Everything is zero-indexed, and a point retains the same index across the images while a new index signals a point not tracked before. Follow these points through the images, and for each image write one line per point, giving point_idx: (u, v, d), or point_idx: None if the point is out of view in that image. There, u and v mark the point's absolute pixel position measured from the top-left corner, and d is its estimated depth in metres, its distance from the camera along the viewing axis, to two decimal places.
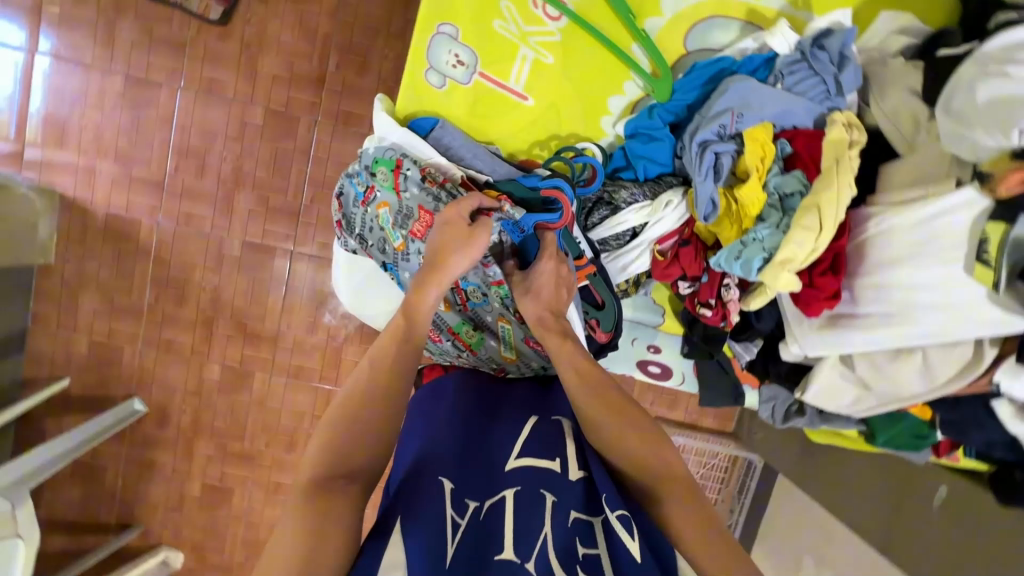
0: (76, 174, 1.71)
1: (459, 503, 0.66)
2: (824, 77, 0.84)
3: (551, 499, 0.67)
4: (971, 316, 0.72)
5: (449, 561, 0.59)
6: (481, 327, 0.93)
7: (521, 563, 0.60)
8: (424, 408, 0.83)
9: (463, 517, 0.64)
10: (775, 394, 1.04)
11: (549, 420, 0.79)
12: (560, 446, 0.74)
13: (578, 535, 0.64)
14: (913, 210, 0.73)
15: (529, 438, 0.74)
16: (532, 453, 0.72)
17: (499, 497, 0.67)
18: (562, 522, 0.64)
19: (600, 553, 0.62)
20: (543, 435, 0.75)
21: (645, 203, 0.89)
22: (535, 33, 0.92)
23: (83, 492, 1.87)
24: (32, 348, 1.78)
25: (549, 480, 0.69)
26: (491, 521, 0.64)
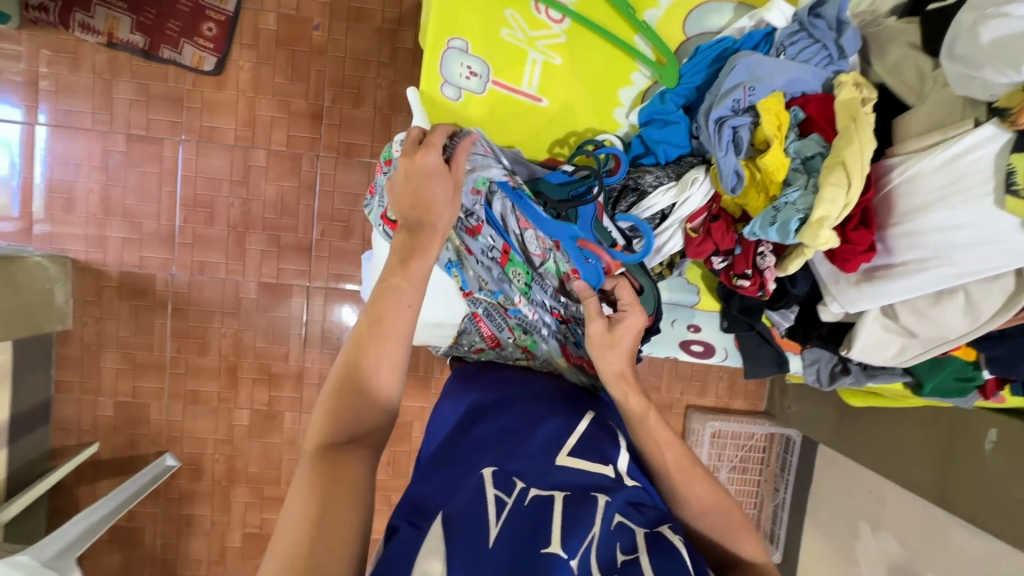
0: (86, 237, 1.72)
1: (507, 480, 0.67)
2: (825, 43, 0.88)
3: (603, 497, 0.66)
4: (1008, 248, 0.74)
5: (492, 543, 0.60)
6: (531, 330, 0.94)
7: (566, 559, 0.59)
8: (472, 405, 0.82)
9: (508, 497, 0.65)
10: (817, 356, 1.07)
11: (600, 421, 0.79)
12: (616, 452, 0.74)
13: (620, 541, 0.63)
14: (936, 154, 0.76)
15: (583, 437, 0.75)
16: (589, 453, 0.72)
17: (548, 493, 0.66)
18: (607, 524, 0.63)
19: (641, 559, 0.60)
20: (595, 434, 0.76)
21: (671, 184, 0.92)
22: (541, 36, 0.95)
23: (122, 558, 1.84)
24: (58, 416, 1.77)
25: (602, 483, 0.69)
26: (537, 510, 0.64)
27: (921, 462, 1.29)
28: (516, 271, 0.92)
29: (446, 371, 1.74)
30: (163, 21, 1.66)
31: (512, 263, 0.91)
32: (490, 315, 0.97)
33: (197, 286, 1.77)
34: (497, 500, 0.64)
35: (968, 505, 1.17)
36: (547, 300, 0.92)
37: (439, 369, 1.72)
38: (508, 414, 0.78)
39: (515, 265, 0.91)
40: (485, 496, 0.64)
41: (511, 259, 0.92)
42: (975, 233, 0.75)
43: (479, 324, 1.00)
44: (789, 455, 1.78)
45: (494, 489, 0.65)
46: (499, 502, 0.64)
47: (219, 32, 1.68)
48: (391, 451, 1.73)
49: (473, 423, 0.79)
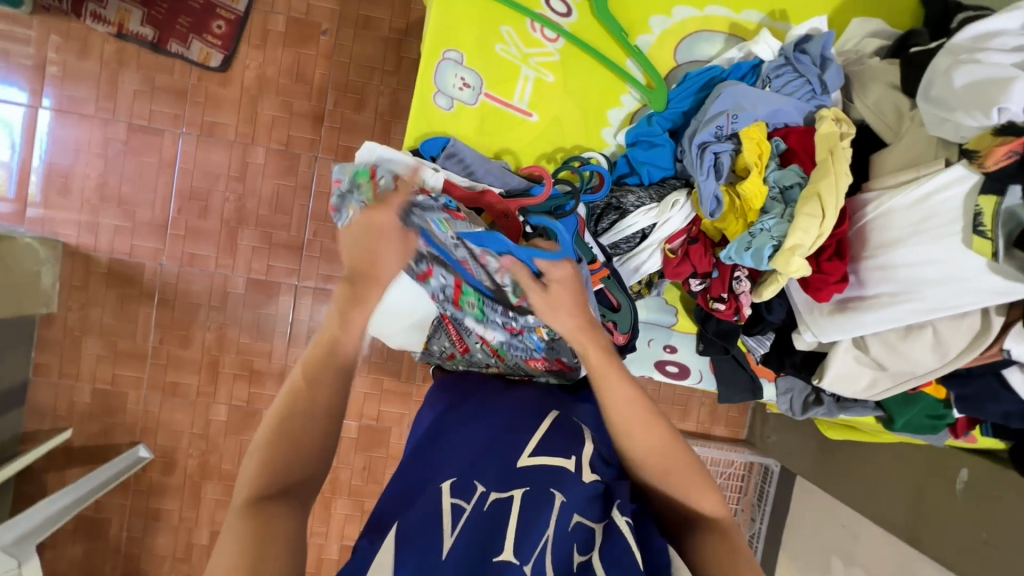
0: (79, 222, 1.73)
1: (466, 486, 0.68)
2: (809, 78, 0.90)
3: (559, 496, 0.66)
4: (975, 287, 0.75)
5: (446, 554, 0.60)
6: (502, 339, 0.93)
7: (518, 565, 0.60)
8: (441, 412, 0.82)
9: (468, 503, 0.66)
10: (791, 385, 1.07)
11: (565, 418, 0.77)
12: (580, 444, 0.72)
13: (576, 542, 0.63)
14: (907, 192, 0.78)
15: (546, 436, 0.73)
16: (550, 450, 0.72)
17: (508, 494, 0.67)
18: (562, 526, 0.64)
19: (592, 558, 0.62)
20: (561, 431, 0.74)
21: (652, 205, 0.93)
22: (535, 54, 0.98)
23: (85, 549, 1.80)
24: (34, 399, 1.75)
25: (561, 479, 0.68)
26: (495, 515, 0.65)
27: (894, 497, 1.29)
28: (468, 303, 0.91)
29: (428, 379, 1.74)
30: (174, 16, 1.69)
31: (458, 289, 0.91)
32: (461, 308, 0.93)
33: (186, 277, 1.77)
34: (454, 508, 0.65)
35: (937, 543, 1.17)
36: (499, 317, 0.91)
37: (421, 376, 1.72)
38: (469, 426, 0.76)
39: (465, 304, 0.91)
40: (442, 506, 0.65)
41: (463, 292, 0.91)
42: (944, 270, 0.77)
43: (449, 329, 0.97)
44: (766, 484, 1.77)
45: (452, 497, 0.66)
46: (456, 509, 0.65)
47: (227, 31, 1.72)
48: (367, 457, 1.72)
49: (442, 425, 0.78)
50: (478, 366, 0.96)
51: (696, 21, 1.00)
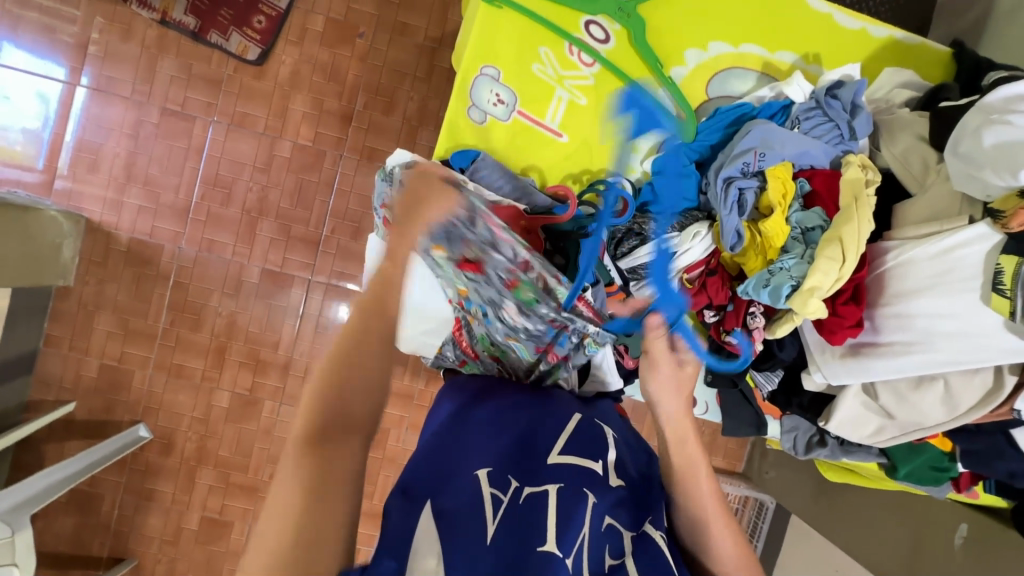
0: (105, 198, 1.76)
1: (502, 479, 0.67)
2: (839, 123, 0.92)
3: (591, 494, 0.67)
4: (990, 344, 0.76)
5: (489, 541, 0.60)
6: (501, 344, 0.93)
7: (561, 557, 0.59)
8: (468, 403, 0.82)
9: (505, 495, 0.65)
10: (796, 424, 1.06)
11: (586, 422, 0.79)
12: (602, 449, 0.74)
13: (608, 543, 0.64)
14: (930, 244, 0.79)
15: (573, 437, 0.75)
16: (575, 452, 0.72)
17: (543, 488, 0.67)
18: (596, 526, 0.64)
19: (626, 563, 0.63)
20: (587, 434, 0.76)
21: (674, 234, 0.94)
22: (570, 76, 1.00)
23: (76, 522, 1.81)
24: (42, 369, 1.77)
25: (591, 480, 0.69)
26: (532, 507, 0.64)
27: (888, 547, 1.27)
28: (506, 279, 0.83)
29: (431, 383, 1.75)
30: (216, 8, 1.73)
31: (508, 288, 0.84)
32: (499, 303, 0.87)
33: (202, 262, 1.80)
34: (494, 499, 0.64)
35: None
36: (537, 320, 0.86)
37: (424, 380, 1.73)
38: (496, 423, 0.76)
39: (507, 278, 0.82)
40: (481, 494, 0.64)
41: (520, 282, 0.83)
42: (960, 325, 0.77)
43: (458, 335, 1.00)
44: (760, 520, 1.75)
45: (490, 487, 0.65)
46: (494, 500, 0.64)
47: (267, 26, 1.75)
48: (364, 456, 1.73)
49: (464, 420, 0.78)
50: (484, 373, 0.95)
51: (730, 58, 1.02)
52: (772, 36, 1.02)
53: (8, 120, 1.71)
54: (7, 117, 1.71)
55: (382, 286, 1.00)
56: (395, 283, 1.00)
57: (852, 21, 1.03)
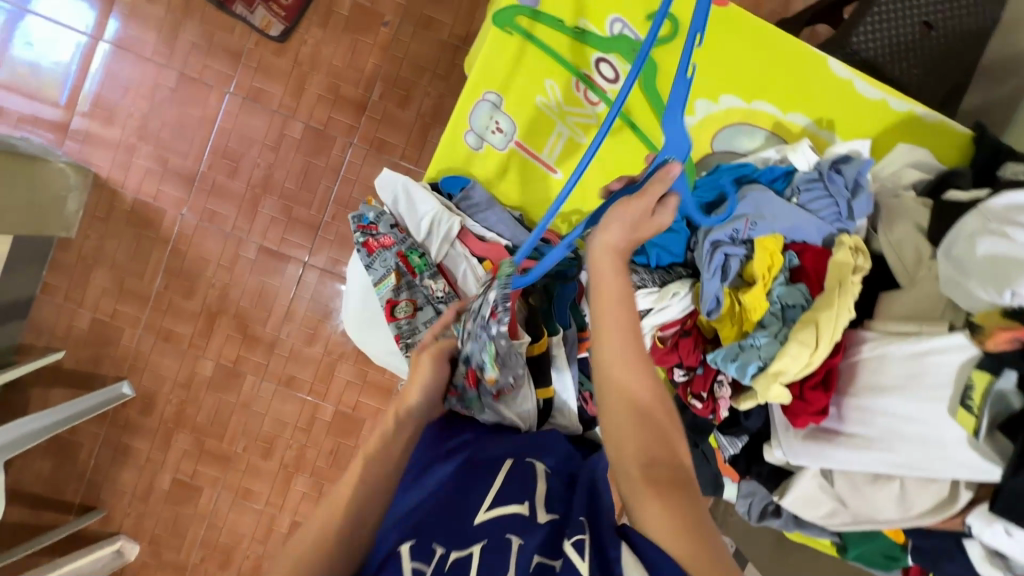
0: (115, 155, 1.78)
1: (426, 550, 0.60)
2: (838, 200, 0.89)
3: (515, 539, 0.61)
4: (950, 457, 0.74)
5: None
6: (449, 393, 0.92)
7: None
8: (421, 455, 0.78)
9: (427, 566, 0.58)
10: (754, 490, 1.04)
11: (518, 469, 0.72)
12: (531, 490, 0.68)
13: None
14: (907, 343, 0.77)
15: (500, 486, 0.69)
16: (500, 502, 0.66)
17: (467, 551, 0.60)
18: (522, 567, 0.58)
19: None
20: (514, 479, 0.70)
21: (653, 289, 0.92)
22: (573, 113, 0.98)
23: (53, 466, 1.85)
24: (36, 316, 1.80)
25: (514, 524, 0.63)
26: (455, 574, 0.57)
27: None
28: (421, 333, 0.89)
29: None
30: None
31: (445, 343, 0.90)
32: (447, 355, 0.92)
33: (202, 232, 1.81)
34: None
35: None
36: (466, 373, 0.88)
37: None
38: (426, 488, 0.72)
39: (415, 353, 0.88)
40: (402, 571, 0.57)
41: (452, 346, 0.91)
42: (922, 432, 0.76)
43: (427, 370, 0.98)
44: None
45: (410, 562, 0.59)
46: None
47: (293, 3, 1.74)
48: None
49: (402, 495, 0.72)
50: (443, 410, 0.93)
51: (741, 112, 1.00)
52: (789, 96, 0.99)
53: (29, 65, 1.72)
54: (27, 62, 1.72)
55: (362, 298, 0.99)
56: (375, 303, 0.98)
57: (873, 90, 0.99)
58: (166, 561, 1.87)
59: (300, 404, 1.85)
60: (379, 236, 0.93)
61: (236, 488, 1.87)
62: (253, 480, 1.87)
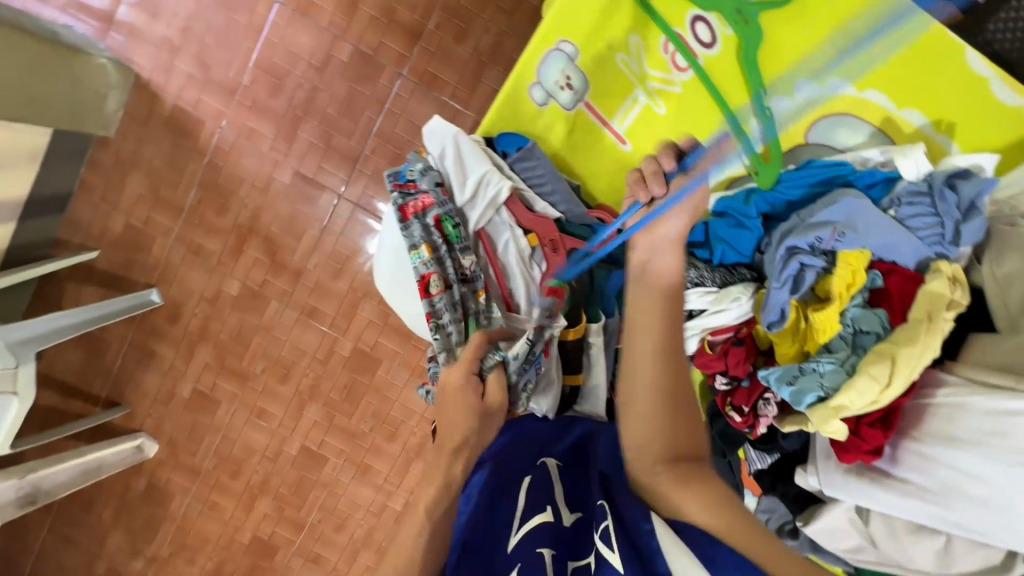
0: (157, 57, 1.70)
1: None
2: (943, 221, 0.78)
3: (549, 553, 0.58)
4: (1012, 527, 0.67)
5: None
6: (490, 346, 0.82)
7: None
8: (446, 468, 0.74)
9: None
10: (774, 507, 0.95)
11: (538, 475, 0.68)
12: (551, 492, 0.65)
13: None
14: (992, 398, 0.68)
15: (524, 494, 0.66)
16: (522, 514, 0.63)
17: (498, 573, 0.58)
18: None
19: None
20: (536, 485, 0.67)
21: (711, 290, 0.85)
22: (654, 78, 0.86)
23: (82, 361, 1.90)
24: (73, 212, 1.80)
25: (546, 533, 0.60)
26: None
27: None
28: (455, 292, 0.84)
29: None
30: None
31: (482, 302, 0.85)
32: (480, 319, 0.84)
33: (239, 149, 1.75)
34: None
35: None
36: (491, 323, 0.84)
37: None
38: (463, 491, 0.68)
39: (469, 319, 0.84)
40: None
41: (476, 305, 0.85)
42: (988, 495, 0.68)
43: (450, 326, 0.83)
44: None
45: None
46: None
47: None
48: None
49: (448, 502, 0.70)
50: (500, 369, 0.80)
51: (848, 101, 0.88)
52: (909, 87, 0.85)
53: None
54: None
55: (395, 258, 0.93)
56: (406, 266, 0.92)
57: (1012, 94, 0.80)
58: (182, 464, 1.91)
59: (321, 336, 1.84)
60: (418, 197, 0.84)
61: (252, 408, 1.89)
62: (268, 402, 1.88)
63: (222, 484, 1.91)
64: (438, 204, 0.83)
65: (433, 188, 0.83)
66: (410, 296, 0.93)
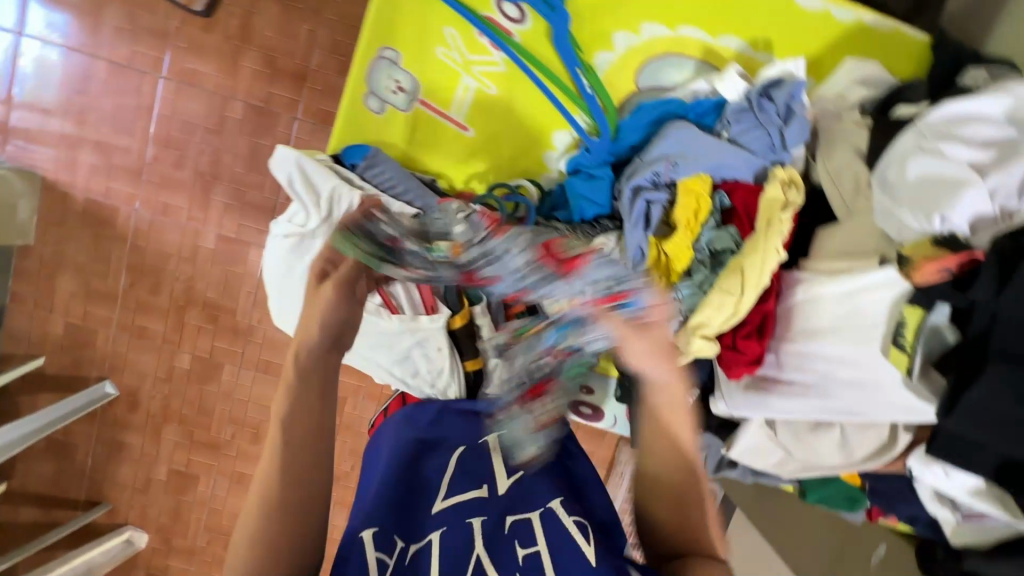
0: (57, 156, 1.69)
1: (387, 538, 0.64)
2: (769, 130, 0.81)
3: (480, 521, 0.67)
4: (885, 398, 0.70)
5: None
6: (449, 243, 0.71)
7: None
8: (371, 453, 0.79)
9: (391, 557, 0.62)
10: (710, 443, 0.97)
11: (475, 447, 0.78)
12: (487, 470, 0.74)
13: (517, 540, 0.66)
14: (839, 282, 0.71)
15: (458, 469, 0.74)
16: (461, 486, 0.72)
17: (427, 540, 0.65)
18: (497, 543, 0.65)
19: (540, 552, 0.64)
20: (472, 460, 0.75)
21: (573, 247, 0.86)
22: (478, 62, 0.89)
23: (51, 471, 1.86)
24: (11, 325, 1.77)
25: (479, 505, 0.69)
26: (416, 567, 0.63)
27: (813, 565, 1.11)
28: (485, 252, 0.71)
29: None
30: None
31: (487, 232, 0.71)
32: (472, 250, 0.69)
33: (159, 226, 1.75)
34: (379, 564, 0.60)
35: None
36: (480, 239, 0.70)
37: None
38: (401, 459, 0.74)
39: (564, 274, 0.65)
40: (366, 561, 0.60)
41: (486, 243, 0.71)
42: (859, 375, 0.71)
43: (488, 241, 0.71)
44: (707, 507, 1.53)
45: (377, 551, 0.61)
46: (379, 565, 0.61)
47: None
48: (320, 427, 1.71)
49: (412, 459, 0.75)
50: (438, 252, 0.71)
51: (665, 43, 0.90)
52: (717, 16, 0.89)
53: None
54: None
55: (282, 280, 0.91)
56: (293, 284, 0.91)
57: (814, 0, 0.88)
58: (176, 547, 1.89)
59: (281, 386, 1.83)
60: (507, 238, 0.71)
61: (232, 474, 1.88)
62: (246, 466, 1.86)
63: (220, 556, 1.90)
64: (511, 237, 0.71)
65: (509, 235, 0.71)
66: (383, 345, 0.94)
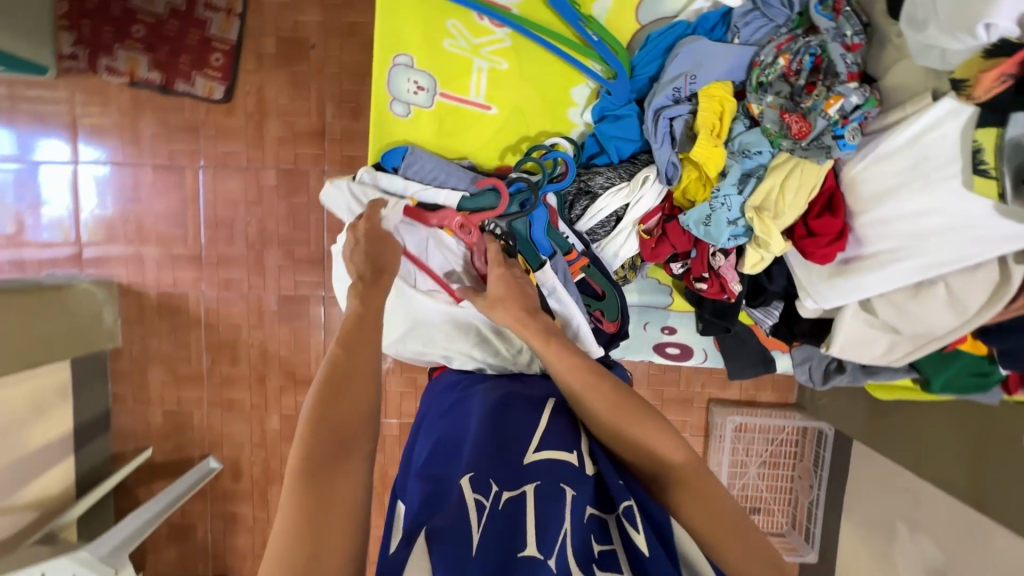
0: (128, 264, 1.70)
1: (484, 483, 0.63)
2: (779, 23, 0.79)
3: (568, 489, 0.62)
4: (982, 233, 0.68)
5: (475, 550, 0.55)
6: (832, 70, 0.72)
7: (542, 559, 0.55)
8: (434, 406, 0.86)
9: (487, 500, 0.61)
10: (809, 354, 1.04)
11: (563, 406, 0.77)
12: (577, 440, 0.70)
13: (592, 532, 0.59)
14: (897, 133, 0.69)
15: (547, 432, 0.71)
16: (551, 446, 0.68)
17: (520, 491, 0.62)
18: (579, 514, 0.60)
19: (614, 549, 0.58)
20: (559, 428, 0.72)
21: (622, 184, 0.89)
22: (485, 43, 0.94)
23: (178, 553, 1.92)
24: (118, 424, 1.79)
25: (567, 472, 0.65)
26: (512, 514, 0.60)
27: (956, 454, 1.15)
28: (841, 80, 0.72)
29: None
30: (175, 56, 1.56)
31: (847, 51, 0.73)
32: (828, 81, 0.73)
33: (225, 301, 1.73)
34: (477, 506, 0.60)
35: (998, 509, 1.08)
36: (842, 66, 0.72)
37: None
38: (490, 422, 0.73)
39: (862, 39, 0.73)
40: (465, 503, 0.60)
41: (826, 69, 0.73)
42: (947, 219, 0.69)
43: (831, 60, 0.73)
44: (821, 450, 1.48)
45: (473, 493, 0.62)
46: (478, 507, 0.60)
47: (226, 61, 1.57)
48: None
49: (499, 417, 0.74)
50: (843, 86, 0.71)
51: None
52: None
53: (9, 192, 1.66)
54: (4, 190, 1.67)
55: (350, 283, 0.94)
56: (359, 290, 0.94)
57: None
58: None
59: None
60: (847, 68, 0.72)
61: None
62: None
63: None
64: (822, 62, 0.74)
65: (844, 61, 0.72)
66: (453, 327, 0.93)
